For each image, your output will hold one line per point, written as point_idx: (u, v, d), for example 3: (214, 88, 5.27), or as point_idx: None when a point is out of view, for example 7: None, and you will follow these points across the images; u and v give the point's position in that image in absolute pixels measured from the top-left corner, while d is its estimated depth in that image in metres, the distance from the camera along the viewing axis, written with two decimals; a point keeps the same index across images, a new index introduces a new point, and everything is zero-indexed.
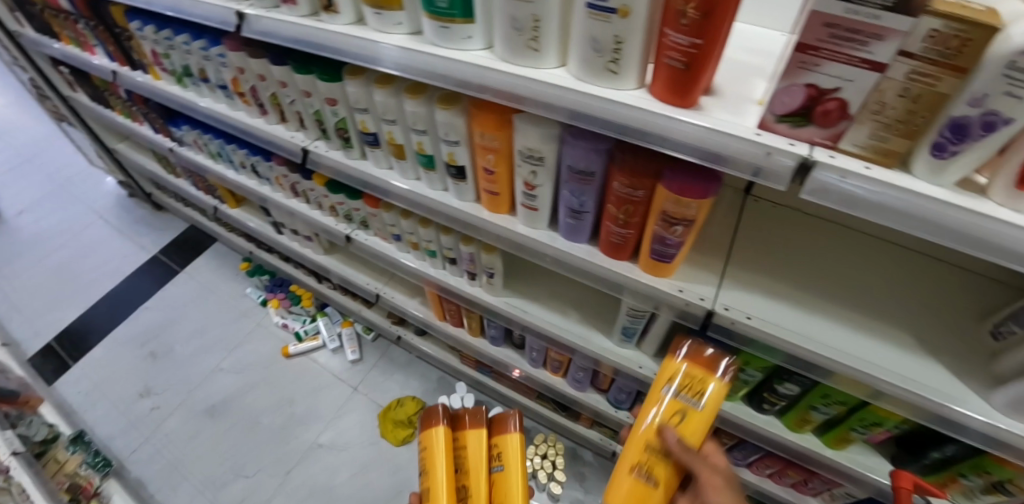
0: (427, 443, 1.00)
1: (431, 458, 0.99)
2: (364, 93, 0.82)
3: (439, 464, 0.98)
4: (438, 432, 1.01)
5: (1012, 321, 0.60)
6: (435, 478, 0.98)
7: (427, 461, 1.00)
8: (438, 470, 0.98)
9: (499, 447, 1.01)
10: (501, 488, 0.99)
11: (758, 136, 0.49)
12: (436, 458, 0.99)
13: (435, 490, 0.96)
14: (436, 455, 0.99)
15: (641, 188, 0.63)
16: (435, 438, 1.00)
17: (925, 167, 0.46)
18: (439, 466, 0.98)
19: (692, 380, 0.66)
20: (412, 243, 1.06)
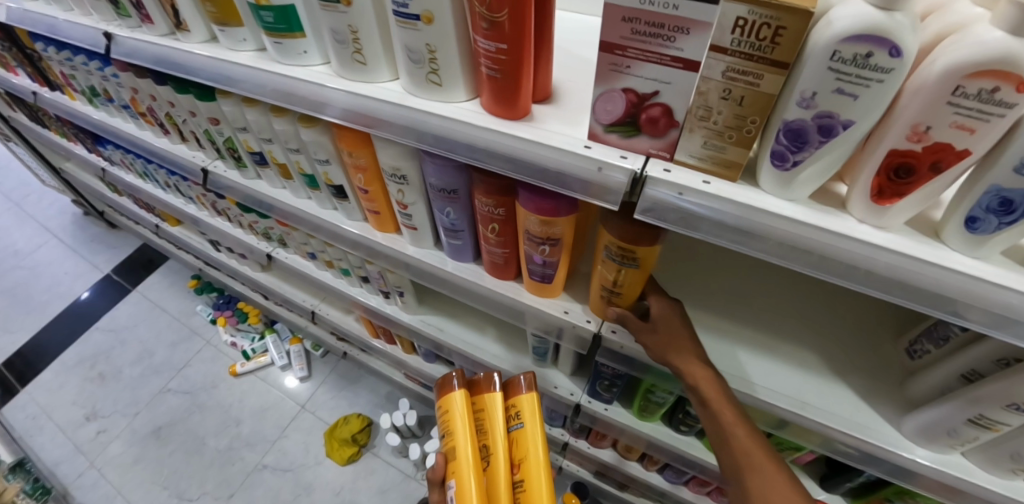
0: (443, 413, 0.68)
1: (450, 435, 0.67)
2: (237, 111, 0.76)
3: (462, 440, 0.66)
4: (455, 398, 0.68)
5: (926, 339, 0.55)
6: (458, 459, 0.65)
7: (445, 437, 0.68)
8: (460, 449, 0.65)
9: (521, 409, 0.67)
10: (533, 472, 0.64)
11: (587, 150, 0.43)
12: (455, 435, 0.66)
13: (460, 478, 0.64)
14: (456, 426, 0.67)
15: (501, 207, 0.56)
16: (453, 404, 0.68)
17: (773, 181, 0.39)
18: (461, 445, 0.65)
19: (625, 246, 0.48)
20: (327, 261, 1.00)
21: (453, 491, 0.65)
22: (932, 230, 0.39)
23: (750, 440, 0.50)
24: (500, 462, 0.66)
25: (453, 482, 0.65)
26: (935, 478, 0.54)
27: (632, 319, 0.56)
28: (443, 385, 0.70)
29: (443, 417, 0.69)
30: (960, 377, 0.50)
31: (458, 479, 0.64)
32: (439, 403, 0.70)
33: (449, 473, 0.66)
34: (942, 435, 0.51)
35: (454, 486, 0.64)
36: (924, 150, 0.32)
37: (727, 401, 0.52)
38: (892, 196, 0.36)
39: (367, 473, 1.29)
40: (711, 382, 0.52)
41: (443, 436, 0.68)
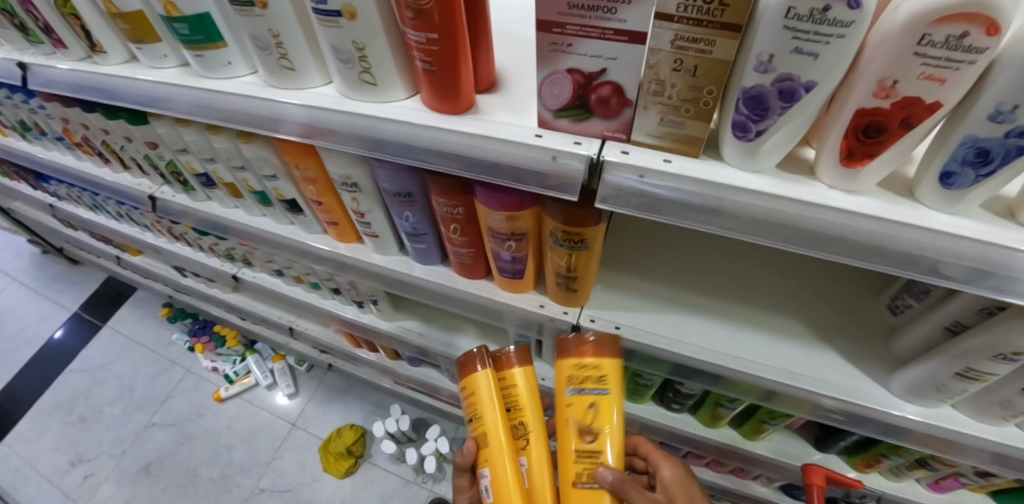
0: (467, 397, 0.54)
1: (477, 419, 0.53)
2: (174, 133, 0.70)
3: (492, 426, 0.52)
4: (479, 377, 0.53)
5: (907, 293, 0.54)
6: (489, 446, 0.53)
7: (470, 423, 0.54)
8: (490, 435, 0.52)
9: (608, 375, 0.49)
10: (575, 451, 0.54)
11: (538, 139, 0.40)
12: (484, 422, 0.53)
13: (496, 467, 0.52)
14: (481, 413, 0.53)
15: (459, 206, 0.52)
16: (478, 385, 0.53)
17: (736, 152, 0.36)
18: (490, 431, 0.52)
19: (570, 229, 0.47)
20: (295, 277, 0.95)
21: (488, 480, 0.52)
22: (906, 188, 0.37)
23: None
24: (537, 445, 0.54)
25: (486, 471, 0.53)
26: (925, 432, 0.54)
27: (633, 487, 0.47)
28: (460, 367, 0.55)
29: (465, 400, 0.55)
30: (944, 330, 0.49)
31: (492, 467, 0.52)
32: (458, 385, 0.55)
33: (481, 459, 0.54)
34: (931, 390, 0.50)
35: (489, 475, 0.52)
36: (893, 106, 0.30)
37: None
38: (863, 157, 0.33)
39: (367, 484, 1.27)
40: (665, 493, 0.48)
41: (467, 420, 0.55)
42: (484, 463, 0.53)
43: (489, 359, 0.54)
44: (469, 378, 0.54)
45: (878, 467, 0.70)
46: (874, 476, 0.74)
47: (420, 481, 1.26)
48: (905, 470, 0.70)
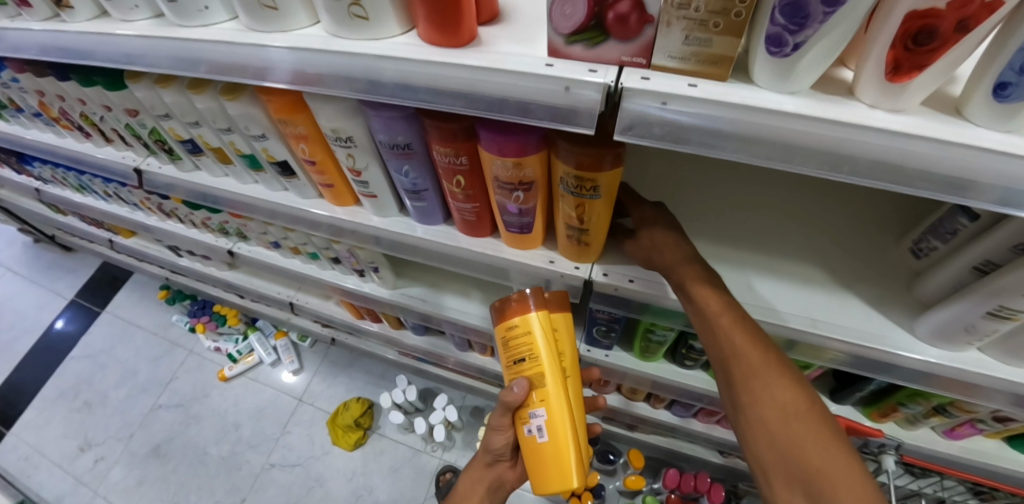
0: (517, 337, 0.51)
1: (530, 360, 0.51)
2: (154, 96, 0.66)
3: (548, 367, 0.51)
4: (532, 316, 0.50)
5: (931, 235, 0.52)
6: (544, 386, 0.51)
7: (518, 363, 0.52)
8: (546, 375, 0.51)
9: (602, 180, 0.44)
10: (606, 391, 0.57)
11: (548, 68, 0.36)
12: (539, 362, 0.51)
13: (552, 407, 0.51)
14: (535, 354, 0.51)
15: (462, 155, 0.49)
16: (531, 325, 0.50)
17: (770, 71, 0.33)
18: (547, 372, 0.51)
19: (581, 176, 0.44)
20: (292, 248, 0.92)
21: (541, 421, 0.51)
22: (954, 108, 0.34)
23: (795, 395, 0.41)
24: (575, 383, 0.55)
25: (541, 411, 0.51)
26: (949, 375, 0.52)
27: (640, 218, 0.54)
28: (509, 305, 0.51)
29: (513, 341, 0.51)
30: (973, 270, 0.47)
31: (547, 409, 0.51)
32: (503, 324, 0.52)
33: (532, 400, 0.52)
34: (959, 332, 0.48)
35: (543, 417, 0.51)
36: (948, 6, 0.26)
37: (755, 347, 0.44)
38: (911, 70, 0.30)
39: (377, 455, 1.28)
40: (738, 328, 0.45)
41: (512, 360, 0.53)
42: (537, 404, 0.52)
43: (540, 298, 0.52)
44: (520, 317, 0.50)
45: (894, 416, 0.70)
46: (889, 426, 0.74)
47: (430, 450, 1.27)
48: (921, 419, 0.69)
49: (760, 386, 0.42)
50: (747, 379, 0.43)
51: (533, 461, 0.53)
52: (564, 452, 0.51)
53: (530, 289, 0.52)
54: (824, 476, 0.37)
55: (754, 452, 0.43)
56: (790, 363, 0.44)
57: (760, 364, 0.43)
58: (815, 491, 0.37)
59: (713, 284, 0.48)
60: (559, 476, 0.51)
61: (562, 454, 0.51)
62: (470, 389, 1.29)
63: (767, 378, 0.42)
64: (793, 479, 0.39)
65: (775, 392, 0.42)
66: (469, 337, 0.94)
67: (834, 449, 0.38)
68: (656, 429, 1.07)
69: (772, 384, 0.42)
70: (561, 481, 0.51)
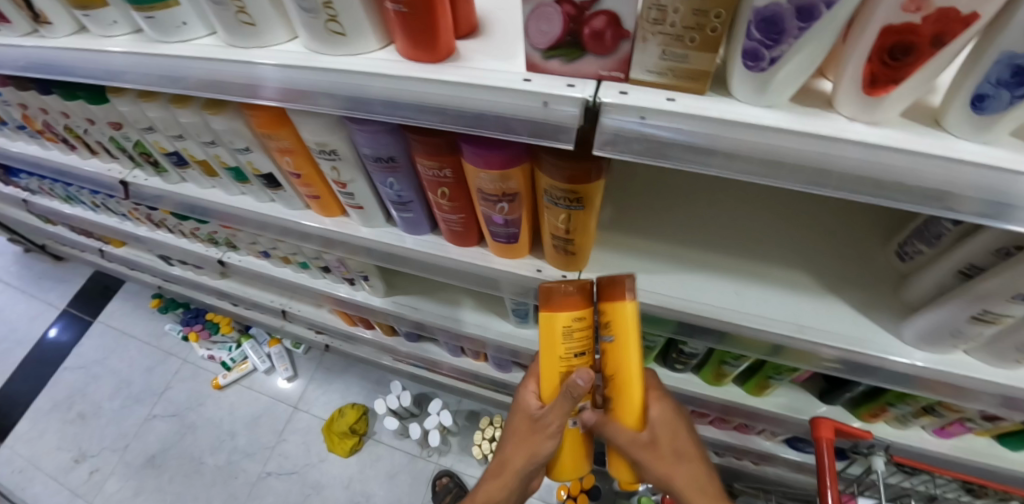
0: (588, 327, 0.48)
1: (601, 347, 0.49)
2: (136, 110, 0.65)
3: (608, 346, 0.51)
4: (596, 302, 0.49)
5: (916, 239, 0.53)
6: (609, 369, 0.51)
7: (586, 354, 0.49)
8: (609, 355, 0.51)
9: (585, 193, 0.44)
10: None
11: (527, 84, 0.36)
12: (605, 344, 0.50)
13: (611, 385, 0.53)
14: (629, 352, 0.47)
15: (446, 168, 0.49)
16: (597, 311, 0.49)
17: (747, 85, 0.32)
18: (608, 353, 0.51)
19: (565, 188, 0.43)
20: (281, 257, 0.92)
21: (589, 410, 0.55)
22: (931, 119, 0.34)
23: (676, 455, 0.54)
24: None
25: (606, 393, 0.52)
26: (935, 378, 0.53)
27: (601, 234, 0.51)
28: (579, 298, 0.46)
29: (584, 332, 0.48)
30: (958, 274, 0.47)
31: (592, 398, 0.55)
32: (573, 319, 0.47)
33: (599, 388, 0.51)
34: (945, 336, 0.49)
35: (608, 395, 0.53)
36: (924, 21, 0.26)
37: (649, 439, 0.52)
38: (888, 84, 0.30)
39: (373, 461, 1.28)
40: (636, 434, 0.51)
41: (578, 353, 0.49)
42: (605, 389, 0.52)
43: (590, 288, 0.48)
44: (590, 306, 0.48)
45: (885, 417, 0.71)
46: (880, 425, 0.74)
47: (426, 454, 1.27)
48: (911, 419, 0.70)
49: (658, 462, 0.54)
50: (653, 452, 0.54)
51: (568, 448, 0.58)
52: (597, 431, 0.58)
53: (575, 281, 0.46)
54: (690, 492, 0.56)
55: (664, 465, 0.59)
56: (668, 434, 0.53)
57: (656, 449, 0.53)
58: None
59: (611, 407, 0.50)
60: (611, 440, 0.57)
61: None
62: (465, 393, 1.29)
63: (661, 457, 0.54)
64: None
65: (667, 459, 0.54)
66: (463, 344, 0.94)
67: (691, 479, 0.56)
68: None
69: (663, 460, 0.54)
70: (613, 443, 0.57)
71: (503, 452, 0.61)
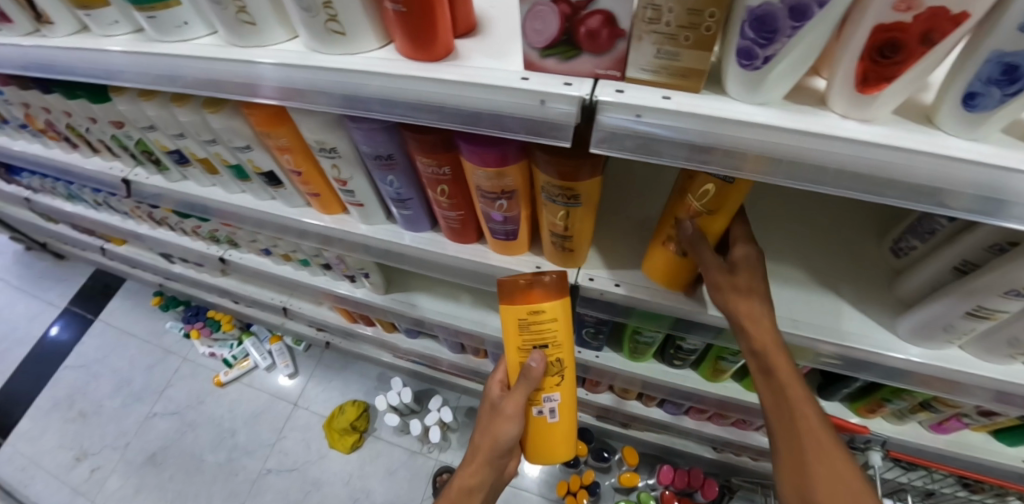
0: (544, 321, 0.52)
1: (554, 345, 0.53)
2: (137, 109, 0.66)
3: (566, 350, 0.55)
4: (559, 304, 0.51)
5: (911, 235, 0.53)
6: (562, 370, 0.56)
7: (537, 346, 0.53)
8: (566, 357, 0.55)
9: (583, 190, 0.44)
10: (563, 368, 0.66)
11: (524, 82, 0.36)
12: (561, 343, 0.54)
13: (564, 388, 0.57)
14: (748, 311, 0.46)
15: (444, 165, 0.49)
16: (556, 310, 0.52)
17: (741, 83, 0.33)
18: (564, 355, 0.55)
19: (562, 185, 0.44)
20: (282, 254, 0.93)
21: (555, 404, 0.57)
22: (924, 116, 0.34)
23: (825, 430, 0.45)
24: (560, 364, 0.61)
25: (556, 394, 0.56)
26: (929, 373, 0.53)
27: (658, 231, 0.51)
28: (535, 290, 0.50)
29: (537, 324, 0.52)
30: (952, 270, 0.48)
31: (560, 392, 0.57)
32: (527, 306, 0.51)
33: (547, 385, 0.56)
34: (938, 331, 0.49)
35: (558, 399, 0.57)
36: (915, 20, 0.26)
37: (796, 383, 0.45)
38: (879, 82, 0.30)
39: (373, 458, 1.29)
40: (784, 362, 0.46)
41: (529, 344, 0.53)
42: (553, 389, 0.56)
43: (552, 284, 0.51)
44: (548, 303, 0.51)
45: (881, 412, 0.71)
46: (877, 421, 0.75)
47: (426, 451, 1.28)
48: (908, 414, 0.72)
49: (798, 423, 0.45)
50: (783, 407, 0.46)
51: (535, 436, 0.60)
52: (568, 427, 0.60)
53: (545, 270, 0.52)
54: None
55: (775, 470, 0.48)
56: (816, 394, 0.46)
57: (799, 402, 0.45)
58: None
59: (767, 307, 0.46)
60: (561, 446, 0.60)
61: (568, 423, 0.60)
62: (464, 390, 1.30)
63: (805, 417, 0.45)
64: None
65: (807, 424, 0.45)
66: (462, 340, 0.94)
67: (852, 481, 0.43)
68: (649, 427, 1.08)
69: (803, 421, 0.45)
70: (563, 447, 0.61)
71: (473, 440, 0.64)
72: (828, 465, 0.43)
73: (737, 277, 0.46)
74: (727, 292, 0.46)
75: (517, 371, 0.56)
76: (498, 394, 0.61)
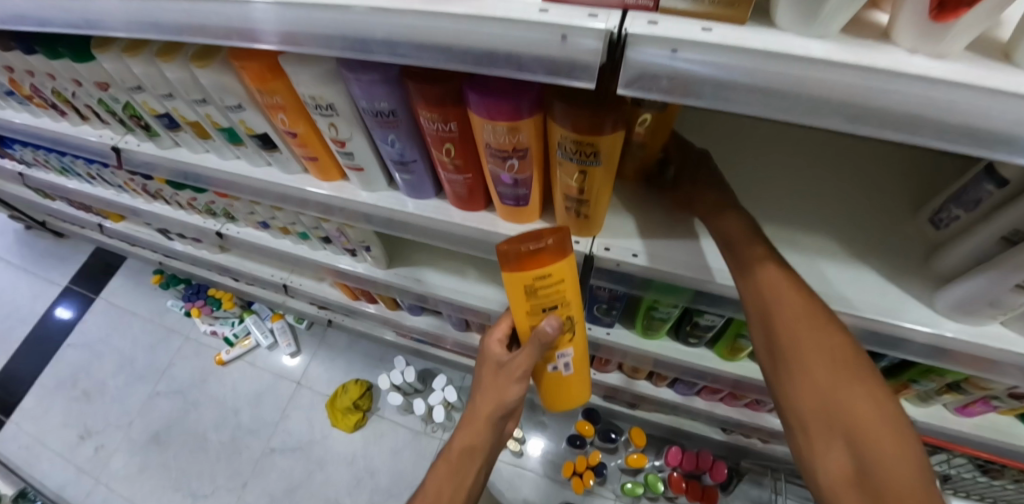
0: (554, 283, 0.48)
1: (565, 305, 0.51)
2: (123, 67, 0.61)
3: (577, 308, 0.52)
4: (567, 263, 0.48)
5: (953, 204, 0.49)
6: (574, 328, 0.55)
7: (546, 307, 0.51)
8: (577, 315, 0.53)
9: (603, 147, 0.40)
10: None
11: (543, 15, 0.32)
12: (571, 302, 0.51)
13: (577, 344, 0.57)
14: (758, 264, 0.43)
15: (451, 121, 0.45)
16: (566, 271, 0.48)
17: (795, 9, 0.29)
18: (575, 314, 0.53)
19: (579, 140, 0.40)
20: (281, 228, 0.89)
21: (568, 359, 0.58)
22: (1002, 54, 0.30)
23: (843, 341, 0.39)
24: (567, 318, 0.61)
25: (569, 350, 0.57)
26: (968, 351, 0.49)
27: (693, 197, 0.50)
28: (541, 252, 0.46)
29: (545, 287, 0.48)
30: (999, 240, 0.43)
31: (572, 348, 0.57)
32: (532, 271, 0.47)
33: (561, 343, 0.56)
34: (982, 307, 0.45)
35: (571, 355, 0.57)
36: None
37: (801, 295, 0.41)
38: (959, 6, 0.26)
39: (377, 437, 1.28)
40: (786, 279, 0.41)
41: (538, 307, 0.50)
42: (566, 346, 0.56)
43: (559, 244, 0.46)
44: (557, 265, 0.47)
45: (906, 393, 0.70)
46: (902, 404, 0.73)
47: (430, 431, 1.27)
48: (933, 396, 0.69)
49: (810, 334, 0.39)
50: (789, 322, 0.40)
51: (548, 387, 0.61)
52: (581, 379, 0.61)
53: (543, 230, 0.47)
54: (866, 427, 0.36)
55: (794, 410, 0.40)
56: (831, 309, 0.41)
57: (808, 313, 0.40)
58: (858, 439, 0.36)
59: (768, 243, 0.44)
60: (575, 394, 0.62)
61: (581, 374, 0.61)
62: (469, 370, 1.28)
63: (817, 327, 0.40)
64: (833, 426, 0.37)
65: (818, 334, 0.39)
66: (467, 318, 0.91)
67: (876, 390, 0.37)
68: (657, 408, 1.06)
69: (815, 331, 0.39)
70: (578, 393, 0.63)
71: (473, 401, 0.63)
72: (846, 376, 0.38)
73: (700, 191, 0.49)
74: (720, 237, 0.47)
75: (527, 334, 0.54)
76: (502, 353, 0.60)
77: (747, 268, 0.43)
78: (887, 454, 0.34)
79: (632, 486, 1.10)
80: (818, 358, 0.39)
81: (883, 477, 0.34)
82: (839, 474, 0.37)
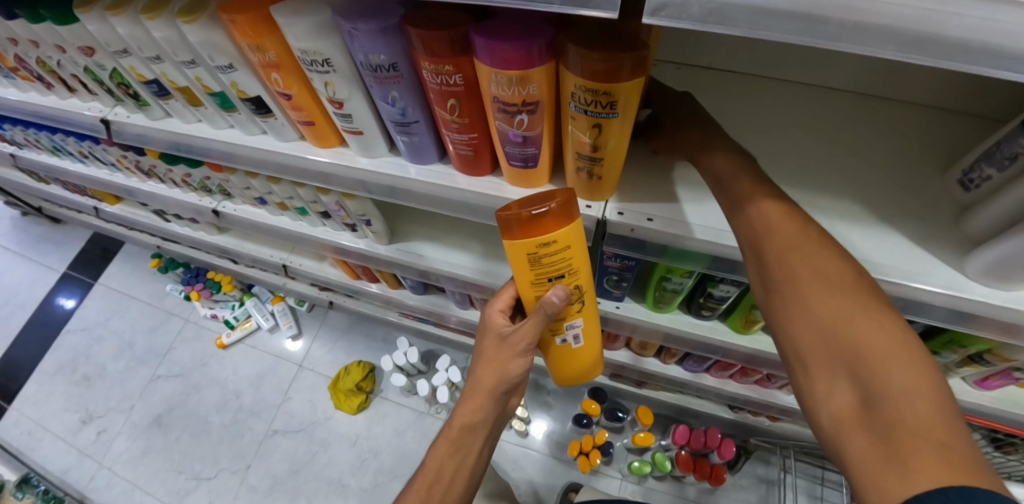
0: (560, 251, 0.46)
1: (573, 274, 0.48)
2: (106, 27, 0.58)
3: (586, 275, 0.50)
4: (572, 229, 0.45)
5: (986, 162, 0.46)
6: (584, 297, 0.52)
7: (553, 276, 0.48)
8: (586, 282, 0.51)
9: (620, 95, 0.37)
10: None
11: None
12: (578, 268, 0.49)
13: (587, 314, 0.54)
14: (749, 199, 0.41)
15: (456, 73, 0.42)
16: (572, 237, 0.46)
17: None
18: (583, 281, 0.50)
19: (592, 88, 0.37)
20: (278, 203, 0.87)
21: (578, 330, 0.56)
22: None
23: (841, 267, 0.36)
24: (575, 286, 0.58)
25: (580, 320, 0.54)
26: (999, 317, 0.47)
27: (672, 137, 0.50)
28: (545, 219, 0.43)
29: (548, 255, 0.46)
30: None
31: (582, 318, 0.55)
32: (536, 239, 0.44)
33: (570, 314, 0.53)
34: (1017, 271, 0.42)
35: (581, 326, 0.55)
36: None
37: (792, 222, 0.39)
38: None
39: (381, 418, 1.27)
40: (779, 209, 0.40)
41: (543, 277, 0.48)
42: (576, 317, 0.54)
43: (562, 208, 0.44)
44: (562, 231, 0.44)
45: None
46: None
47: (434, 412, 1.26)
48: (953, 368, 0.66)
49: (804, 261, 0.37)
50: (783, 254, 0.38)
51: (558, 359, 0.59)
52: (592, 349, 0.59)
53: (548, 193, 0.44)
54: (869, 351, 0.32)
55: (794, 345, 0.37)
56: (833, 239, 0.39)
57: (800, 239, 0.38)
58: (861, 365, 0.32)
59: (759, 179, 0.42)
60: (586, 365, 0.61)
61: (592, 344, 0.59)
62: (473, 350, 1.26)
63: (811, 254, 0.37)
64: (834, 357, 0.34)
65: (814, 262, 0.37)
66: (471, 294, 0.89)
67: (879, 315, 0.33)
68: (664, 385, 1.04)
69: (809, 257, 0.37)
70: (590, 363, 0.61)
71: (471, 377, 0.61)
72: (844, 300, 0.35)
73: (700, 138, 0.47)
74: (711, 178, 0.45)
75: (532, 304, 0.52)
76: (505, 325, 0.58)
77: (739, 208, 0.42)
78: (897, 378, 0.30)
79: (639, 465, 1.09)
80: (813, 284, 0.36)
81: (893, 403, 0.30)
82: (845, 409, 0.33)
